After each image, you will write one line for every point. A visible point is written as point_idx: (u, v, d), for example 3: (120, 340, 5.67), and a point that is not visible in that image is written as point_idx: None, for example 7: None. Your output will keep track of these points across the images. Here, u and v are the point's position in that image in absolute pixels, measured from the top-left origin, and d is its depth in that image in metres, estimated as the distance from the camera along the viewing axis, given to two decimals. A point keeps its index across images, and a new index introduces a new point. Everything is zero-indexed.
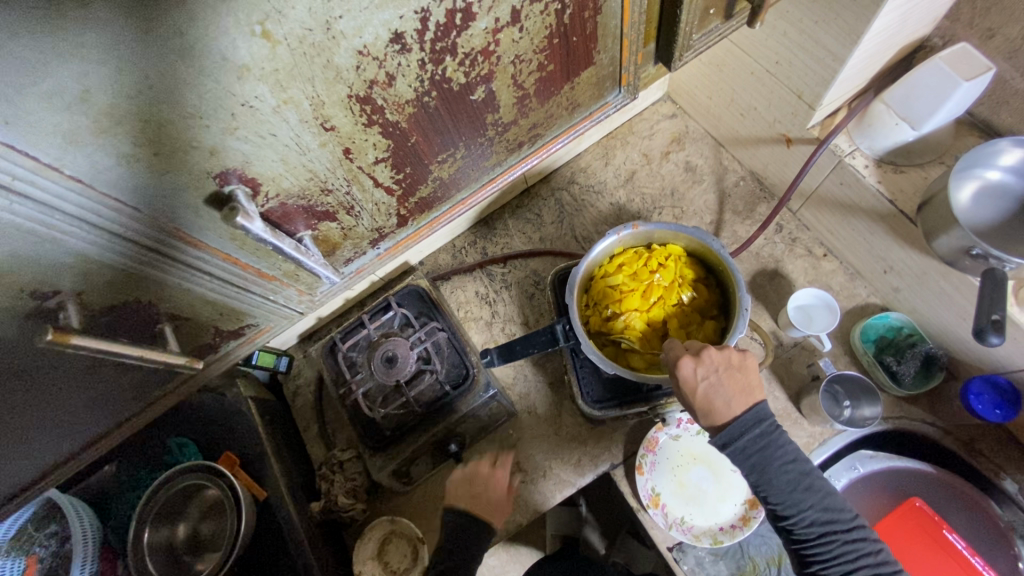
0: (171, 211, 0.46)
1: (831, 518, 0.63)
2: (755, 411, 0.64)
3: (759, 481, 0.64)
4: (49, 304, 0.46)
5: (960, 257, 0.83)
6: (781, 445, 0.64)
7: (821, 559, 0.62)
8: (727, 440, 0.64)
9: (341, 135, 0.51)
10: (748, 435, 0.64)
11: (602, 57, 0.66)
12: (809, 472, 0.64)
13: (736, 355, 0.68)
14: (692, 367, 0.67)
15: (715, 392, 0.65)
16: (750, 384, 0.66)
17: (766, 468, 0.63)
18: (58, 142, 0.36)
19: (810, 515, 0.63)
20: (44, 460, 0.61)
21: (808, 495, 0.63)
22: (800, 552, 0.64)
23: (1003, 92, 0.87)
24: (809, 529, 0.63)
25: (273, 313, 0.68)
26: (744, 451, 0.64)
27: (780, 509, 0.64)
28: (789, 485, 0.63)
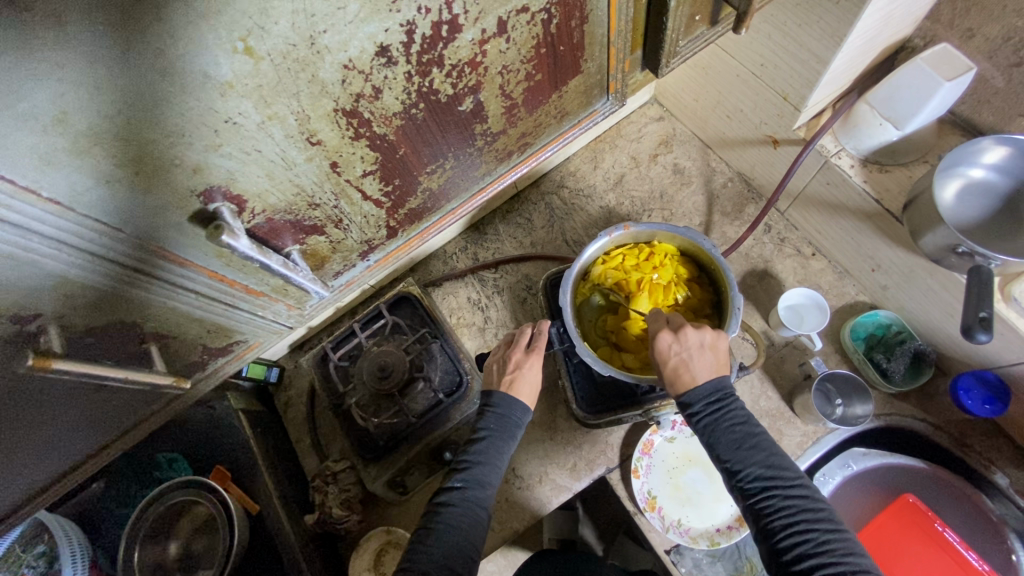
0: (155, 231, 0.45)
1: (775, 474, 0.61)
2: (716, 382, 0.67)
3: (706, 437, 0.65)
4: (29, 327, 0.44)
5: (946, 255, 0.84)
6: (734, 410, 0.66)
7: (764, 515, 0.60)
8: (684, 404, 0.67)
9: (328, 149, 0.50)
10: (701, 397, 0.66)
11: (590, 65, 0.66)
12: (757, 433, 0.64)
13: (712, 334, 0.70)
14: (668, 341, 0.69)
15: (685, 364, 0.68)
16: (718, 361, 0.69)
17: (713, 423, 0.65)
18: (34, 164, 0.35)
19: (753, 469, 0.62)
20: (28, 488, 0.60)
21: (753, 451, 0.63)
22: (748, 514, 0.62)
23: (984, 91, 0.88)
24: (752, 483, 0.62)
25: (262, 328, 0.67)
26: (695, 410, 0.66)
27: (726, 465, 0.64)
28: (734, 441, 0.64)
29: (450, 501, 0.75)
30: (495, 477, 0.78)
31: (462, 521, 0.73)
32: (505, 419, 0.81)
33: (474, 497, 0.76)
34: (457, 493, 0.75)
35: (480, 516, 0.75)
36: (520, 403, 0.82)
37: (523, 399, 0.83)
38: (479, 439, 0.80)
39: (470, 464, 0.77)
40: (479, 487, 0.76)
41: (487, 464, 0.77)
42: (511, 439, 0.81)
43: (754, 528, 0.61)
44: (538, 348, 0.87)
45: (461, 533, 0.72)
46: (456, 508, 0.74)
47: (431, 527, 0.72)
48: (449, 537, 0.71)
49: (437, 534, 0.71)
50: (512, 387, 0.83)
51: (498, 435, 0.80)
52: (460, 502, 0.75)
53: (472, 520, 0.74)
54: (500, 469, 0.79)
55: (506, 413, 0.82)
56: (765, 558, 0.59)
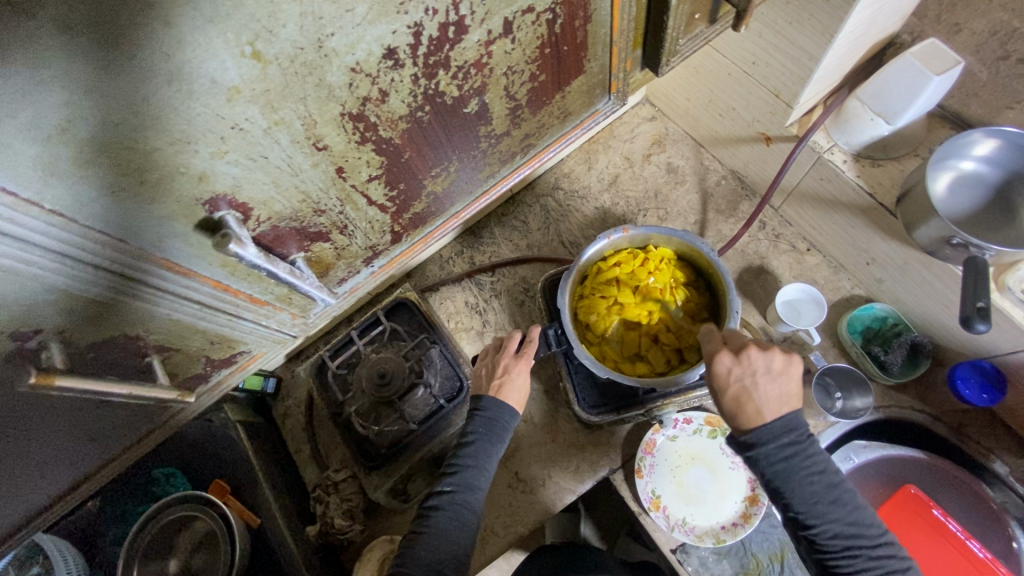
0: (159, 241, 0.44)
1: (856, 532, 0.61)
2: (786, 419, 0.62)
3: (781, 488, 0.62)
4: (30, 344, 0.43)
5: (941, 247, 0.84)
6: (810, 455, 0.62)
7: (841, 573, 0.60)
8: (754, 442, 0.62)
9: (334, 154, 0.49)
10: (778, 442, 0.61)
11: (591, 65, 0.66)
12: (835, 485, 0.62)
13: (780, 359, 0.65)
14: (728, 365, 0.66)
15: (750, 392, 0.63)
16: (790, 391, 0.64)
17: (790, 476, 0.61)
18: (38, 175, 0.35)
19: (834, 528, 0.61)
20: (29, 510, 0.59)
21: (834, 508, 0.61)
22: (817, 563, 0.62)
23: (974, 84, 0.90)
24: (831, 541, 0.61)
25: (266, 338, 0.66)
26: (770, 458, 0.62)
27: (802, 518, 0.62)
28: (814, 497, 0.61)
29: (439, 505, 0.74)
30: (485, 480, 0.78)
31: (450, 525, 0.73)
32: (494, 423, 0.81)
33: (464, 500, 0.75)
34: (446, 497, 0.75)
35: (470, 519, 0.75)
36: (509, 405, 0.82)
37: (511, 403, 0.83)
38: (467, 443, 0.79)
39: (460, 468, 0.77)
40: (468, 490, 0.76)
41: (476, 468, 0.77)
42: (501, 442, 0.81)
43: (821, 574, 0.63)
44: (528, 354, 0.88)
45: (450, 538, 0.72)
46: (445, 512, 0.73)
47: (419, 532, 0.72)
48: (438, 541, 0.71)
49: (425, 539, 0.71)
50: (500, 392, 0.83)
51: (486, 439, 0.80)
52: (448, 506, 0.74)
53: (461, 524, 0.74)
54: (490, 472, 0.78)
55: (493, 417, 0.81)
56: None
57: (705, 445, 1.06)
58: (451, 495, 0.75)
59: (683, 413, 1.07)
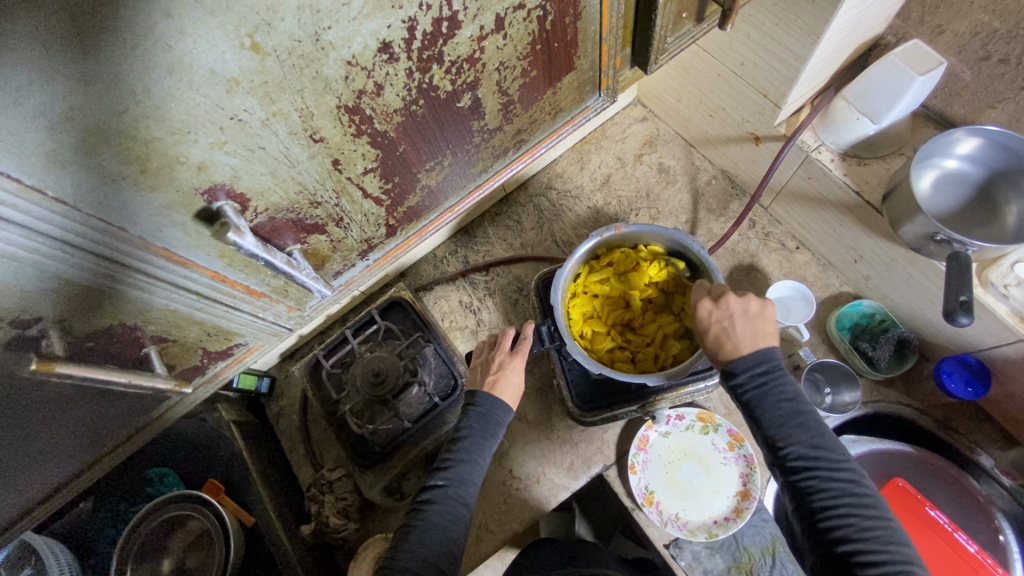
0: (158, 231, 0.45)
1: (820, 455, 0.61)
2: (761, 352, 0.66)
3: (752, 411, 0.65)
4: (30, 332, 0.44)
5: (925, 243, 0.86)
6: (780, 383, 0.65)
7: (804, 494, 0.61)
8: (728, 373, 0.67)
9: (330, 146, 0.50)
10: (748, 369, 0.65)
11: (582, 62, 0.67)
12: (804, 410, 0.64)
13: (756, 302, 0.69)
14: (708, 309, 0.71)
15: (728, 331, 0.68)
16: (766, 329, 0.68)
17: (759, 398, 0.64)
18: (42, 163, 0.35)
19: (798, 449, 0.62)
20: (26, 503, 0.59)
21: (799, 430, 0.63)
22: (787, 489, 0.63)
23: (955, 84, 0.92)
24: (796, 463, 0.62)
25: (263, 330, 0.67)
26: (742, 384, 0.66)
27: (770, 440, 0.64)
28: (780, 419, 0.63)
29: (432, 500, 0.75)
30: (478, 474, 0.79)
31: (442, 519, 0.73)
32: (486, 418, 0.82)
33: (457, 495, 0.76)
34: (439, 492, 0.76)
35: (463, 513, 0.76)
36: (502, 401, 0.83)
37: (505, 399, 0.84)
38: (461, 438, 0.80)
39: (453, 463, 0.78)
40: (461, 484, 0.77)
41: (470, 463, 0.78)
42: (494, 437, 0.82)
43: (791, 502, 0.63)
44: (523, 351, 0.89)
45: (442, 532, 0.72)
46: (437, 506, 0.74)
47: (412, 526, 0.73)
48: (432, 535, 0.71)
49: (419, 533, 0.71)
50: (494, 388, 0.84)
51: (479, 433, 0.81)
52: (442, 500, 0.75)
53: (454, 518, 0.74)
54: (483, 466, 0.79)
55: (486, 413, 0.82)
56: (801, 529, 0.62)
57: (697, 441, 1.07)
58: (444, 489, 0.76)
59: (676, 409, 1.08)
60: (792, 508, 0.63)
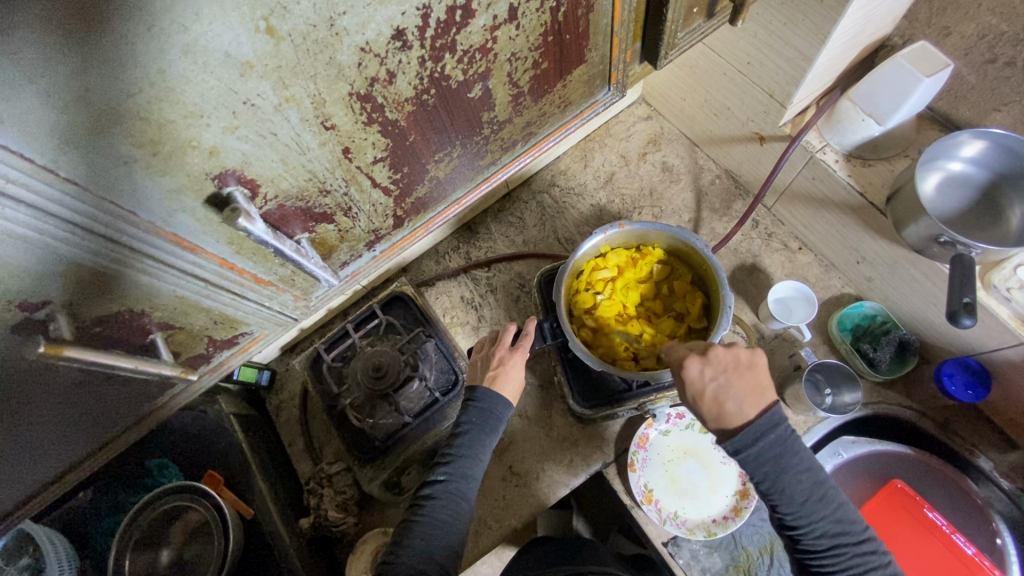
0: (168, 216, 0.45)
1: (842, 530, 0.63)
2: (768, 415, 0.64)
3: (772, 489, 0.63)
4: (38, 315, 0.44)
5: (929, 246, 0.86)
6: (796, 452, 0.64)
7: (827, 570, 0.63)
8: (741, 445, 0.64)
9: (341, 133, 0.50)
10: (763, 441, 0.63)
11: (593, 55, 0.67)
12: (822, 481, 0.64)
13: (744, 354, 0.68)
14: (699, 369, 0.68)
15: (725, 394, 0.66)
16: (760, 384, 0.67)
17: (781, 476, 0.63)
18: (52, 142, 0.35)
19: (822, 526, 0.63)
20: (29, 488, 0.59)
21: (822, 506, 0.63)
22: (805, 559, 0.65)
23: (962, 87, 0.92)
24: (818, 539, 0.63)
25: (268, 320, 0.67)
26: (758, 459, 0.63)
27: (790, 517, 0.64)
28: (803, 495, 0.63)
29: (433, 494, 0.75)
30: (479, 470, 0.79)
31: (443, 514, 0.73)
32: (488, 413, 0.82)
33: (458, 490, 0.76)
34: (440, 486, 0.76)
35: (463, 508, 0.76)
36: (503, 397, 0.83)
37: (506, 394, 0.84)
38: (461, 433, 0.80)
39: (454, 458, 0.78)
40: (462, 479, 0.77)
41: (472, 458, 0.78)
42: (495, 432, 0.82)
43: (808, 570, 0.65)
44: (523, 347, 0.89)
45: (443, 527, 0.72)
46: (438, 501, 0.74)
47: (413, 521, 0.73)
48: (433, 530, 0.71)
49: (420, 527, 0.71)
50: (495, 383, 0.84)
51: (480, 428, 0.81)
52: (443, 495, 0.75)
53: (456, 512, 0.74)
54: (484, 462, 0.79)
55: (487, 408, 0.82)
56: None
57: (697, 440, 1.08)
58: (445, 483, 0.76)
59: (676, 407, 1.08)
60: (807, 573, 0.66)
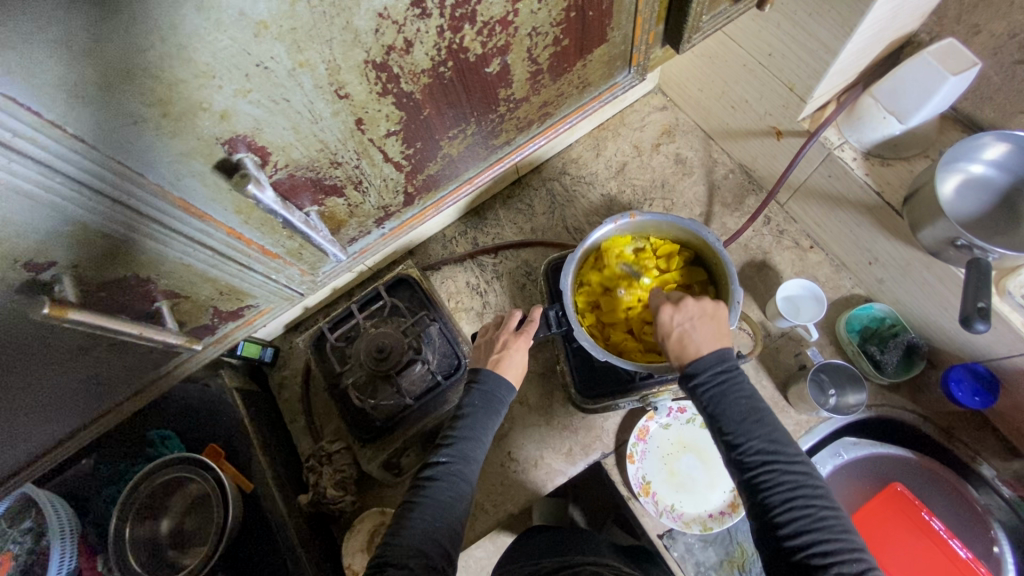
0: (177, 180, 0.44)
1: (777, 449, 0.60)
2: (720, 351, 0.65)
3: (711, 408, 0.63)
4: (43, 276, 0.44)
5: (945, 248, 0.85)
6: (738, 380, 0.64)
7: (763, 490, 0.58)
8: (688, 374, 0.65)
9: (355, 103, 0.49)
10: (708, 369, 0.64)
11: (615, 34, 0.66)
12: (761, 407, 0.62)
13: (712, 304, 0.70)
14: (669, 313, 0.69)
15: (688, 335, 0.67)
16: (721, 331, 0.68)
17: (719, 396, 0.63)
18: (63, 98, 0.35)
19: (755, 444, 0.60)
20: (31, 451, 0.60)
21: (757, 425, 0.61)
22: (745, 488, 0.60)
23: (987, 87, 0.89)
24: (754, 458, 0.60)
25: (274, 293, 0.66)
26: (702, 384, 0.64)
27: (729, 438, 0.62)
28: (739, 414, 0.62)
29: (435, 476, 0.75)
30: (481, 452, 0.78)
31: (444, 496, 0.73)
32: (490, 396, 0.81)
33: (459, 471, 0.76)
34: (442, 468, 0.76)
35: (464, 490, 0.75)
36: (506, 380, 0.83)
37: (509, 378, 0.83)
38: (463, 415, 0.80)
39: (455, 440, 0.77)
40: (464, 461, 0.77)
41: (473, 440, 0.78)
42: (496, 415, 0.81)
43: (749, 503, 0.60)
44: (527, 333, 0.88)
45: (444, 507, 0.72)
46: (441, 482, 0.74)
47: (414, 502, 0.72)
48: (434, 511, 0.71)
49: (421, 508, 0.71)
50: (498, 366, 0.84)
51: (482, 411, 0.80)
52: (444, 476, 0.75)
53: (457, 494, 0.74)
54: (486, 444, 0.79)
55: (490, 390, 0.82)
56: (757, 532, 0.58)
57: (698, 435, 1.07)
58: (447, 465, 0.76)
59: (678, 402, 1.07)
60: (748, 508, 0.60)
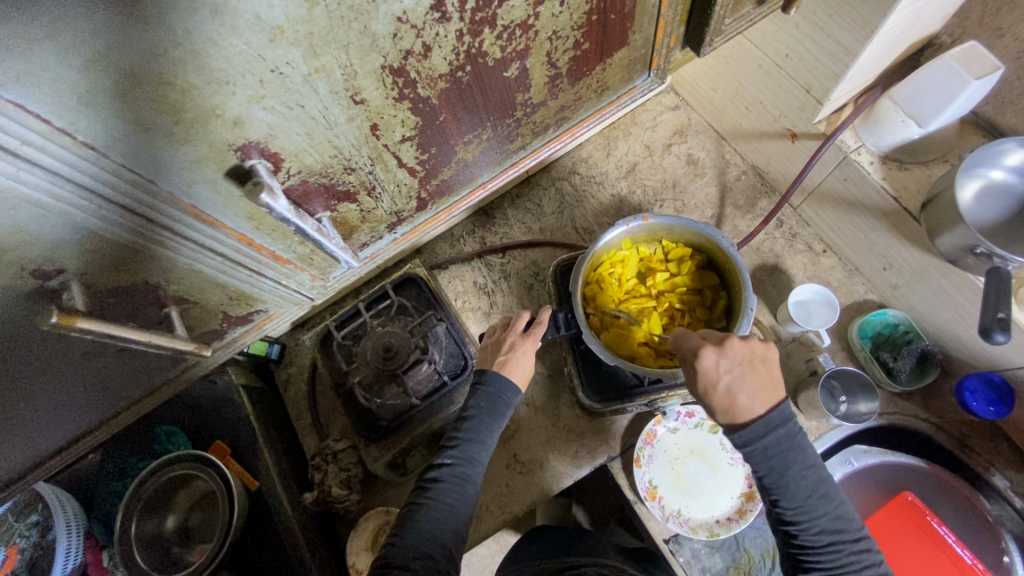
0: (188, 187, 0.44)
1: (839, 527, 0.59)
2: (777, 409, 0.59)
3: (774, 483, 0.60)
4: (52, 283, 0.43)
5: (964, 256, 0.83)
6: (803, 449, 0.60)
7: (820, 566, 0.59)
8: (748, 438, 0.59)
9: (370, 109, 0.48)
10: (773, 437, 0.59)
11: (636, 37, 0.64)
12: (825, 479, 0.60)
13: (756, 345, 0.63)
14: (713, 360, 0.62)
15: (738, 387, 0.60)
16: (773, 378, 0.62)
17: (786, 472, 0.59)
18: (73, 105, 0.34)
19: (820, 523, 0.59)
20: (37, 454, 0.59)
21: (822, 502, 0.59)
22: (795, 554, 0.61)
23: (1011, 92, 0.87)
24: (815, 535, 0.59)
25: (284, 298, 0.65)
26: (767, 454, 0.59)
27: (789, 512, 0.60)
28: (805, 491, 0.59)
29: (439, 478, 0.74)
30: (485, 454, 0.78)
31: (448, 497, 0.72)
32: (495, 398, 0.80)
33: (464, 473, 0.75)
34: (446, 470, 0.75)
35: (469, 492, 0.75)
36: (511, 383, 0.82)
37: (515, 379, 0.83)
38: (468, 417, 0.79)
39: (460, 442, 0.77)
40: (468, 463, 0.76)
41: (479, 442, 0.77)
42: (502, 417, 0.80)
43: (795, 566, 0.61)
44: (535, 335, 0.87)
45: (448, 510, 0.72)
46: (444, 484, 0.73)
47: (420, 504, 0.72)
48: (438, 513, 0.71)
49: (427, 511, 0.71)
50: (503, 368, 0.83)
51: (487, 413, 0.79)
52: (449, 478, 0.74)
53: (462, 496, 0.73)
54: (490, 446, 0.78)
55: (496, 392, 0.81)
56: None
57: (705, 440, 1.06)
58: (449, 468, 0.75)
59: (686, 406, 1.06)
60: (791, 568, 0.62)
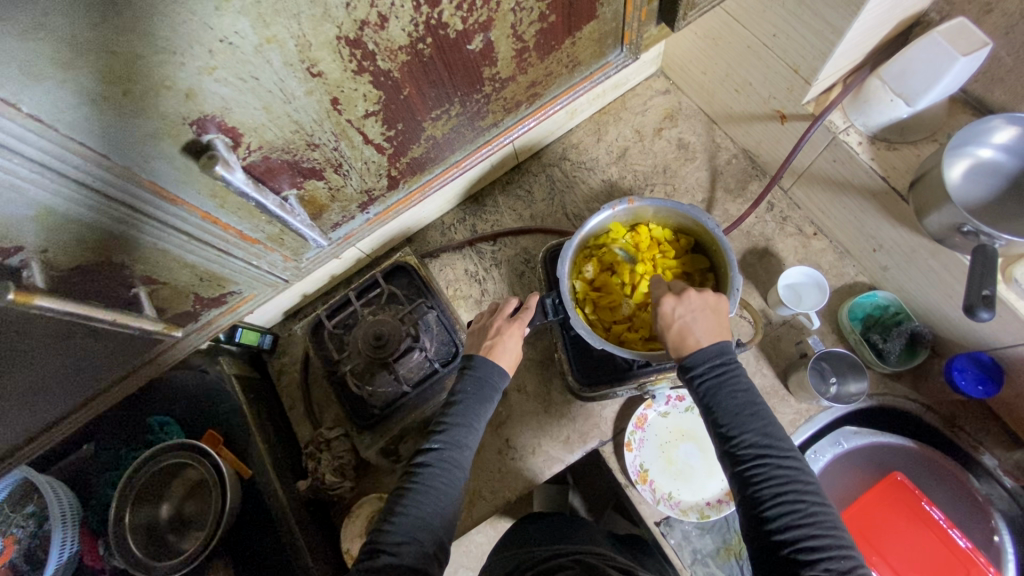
0: (146, 163, 0.44)
1: (771, 444, 0.59)
2: (720, 345, 0.64)
3: (706, 401, 0.62)
4: (12, 261, 0.43)
5: (951, 235, 0.83)
6: (736, 375, 0.63)
7: (753, 483, 0.57)
8: (688, 367, 0.64)
9: (329, 82, 0.48)
10: (707, 361, 0.63)
11: (605, 10, 0.64)
12: (758, 402, 0.62)
13: (714, 297, 0.68)
14: (671, 305, 0.68)
15: (688, 328, 0.66)
16: (722, 325, 0.67)
17: (715, 389, 0.62)
18: (14, 75, 0.34)
19: (750, 438, 0.59)
20: (16, 438, 0.60)
21: (752, 419, 0.60)
22: (735, 480, 0.59)
23: (997, 69, 0.86)
24: (747, 452, 0.59)
25: (257, 280, 0.66)
26: (699, 374, 0.63)
27: (722, 431, 0.61)
28: (735, 407, 0.61)
29: (427, 462, 0.74)
30: (474, 438, 0.77)
31: (437, 482, 0.72)
32: (483, 382, 0.80)
33: (452, 458, 0.75)
34: (434, 454, 0.74)
35: (457, 477, 0.74)
36: (499, 366, 0.82)
37: (501, 364, 0.83)
38: (455, 402, 0.79)
39: (448, 427, 0.76)
40: (456, 448, 0.75)
41: (466, 426, 0.76)
42: (488, 402, 0.80)
43: (737, 495, 0.59)
44: (522, 319, 0.87)
45: (438, 494, 0.71)
46: (433, 468, 0.73)
47: (407, 488, 0.72)
48: (427, 497, 0.70)
49: (413, 495, 0.70)
50: (491, 353, 0.83)
51: (475, 398, 0.79)
52: (437, 463, 0.74)
53: (451, 481, 0.73)
54: (478, 431, 0.78)
55: (482, 377, 0.81)
56: (744, 523, 0.58)
57: (696, 423, 1.07)
58: (438, 453, 0.75)
59: (677, 390, 1.07)
60: (736, 499, 0.59)
